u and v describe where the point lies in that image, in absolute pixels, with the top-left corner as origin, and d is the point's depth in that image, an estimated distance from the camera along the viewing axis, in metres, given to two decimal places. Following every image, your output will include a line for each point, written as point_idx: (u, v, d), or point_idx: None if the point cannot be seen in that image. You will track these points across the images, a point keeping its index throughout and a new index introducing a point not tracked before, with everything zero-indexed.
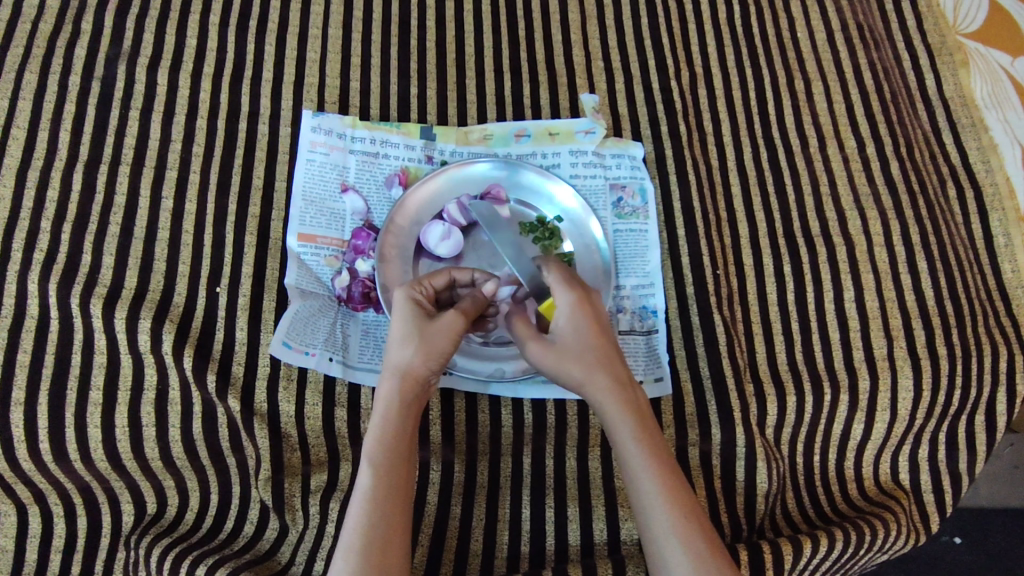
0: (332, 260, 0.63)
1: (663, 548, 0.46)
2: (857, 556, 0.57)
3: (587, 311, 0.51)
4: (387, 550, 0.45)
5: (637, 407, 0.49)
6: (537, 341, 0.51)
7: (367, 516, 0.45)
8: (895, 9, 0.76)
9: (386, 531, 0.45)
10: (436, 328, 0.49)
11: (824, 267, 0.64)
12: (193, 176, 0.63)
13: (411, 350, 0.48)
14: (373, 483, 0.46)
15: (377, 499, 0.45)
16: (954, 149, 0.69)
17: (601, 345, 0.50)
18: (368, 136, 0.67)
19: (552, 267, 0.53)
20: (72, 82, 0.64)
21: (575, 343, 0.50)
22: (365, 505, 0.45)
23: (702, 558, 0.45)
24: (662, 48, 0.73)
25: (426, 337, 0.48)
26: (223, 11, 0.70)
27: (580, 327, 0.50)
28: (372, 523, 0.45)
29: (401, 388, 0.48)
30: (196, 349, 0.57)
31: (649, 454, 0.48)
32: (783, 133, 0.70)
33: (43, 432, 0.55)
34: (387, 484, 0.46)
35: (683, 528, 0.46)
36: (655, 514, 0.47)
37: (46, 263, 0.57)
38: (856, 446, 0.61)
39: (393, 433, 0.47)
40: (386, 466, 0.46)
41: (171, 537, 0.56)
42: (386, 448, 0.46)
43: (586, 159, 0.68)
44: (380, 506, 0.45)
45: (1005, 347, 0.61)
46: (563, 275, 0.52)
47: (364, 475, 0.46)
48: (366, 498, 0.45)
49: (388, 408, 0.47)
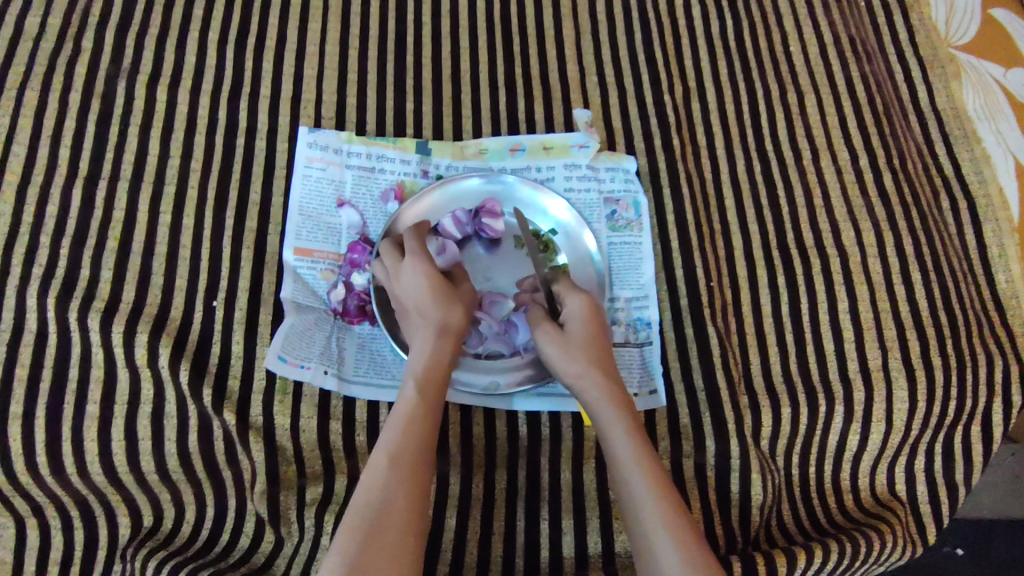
0: (328, 273, 0.64)
1: (649, 530, 0.46)
2: (853, 567, 0.58)
3: (594, 314, 0.56)
4: (413, 481, 0.46)
5: (629, 405, 0.52)
6: (545, 329, 0.55)
7: (396, 452, 0.48)
8: (887, 22, 0.76)
9: (421, 453, 0.48)
10: (461, 296, 0.56)
11: (818, 277, 0.64)
12: (190, 191, 0.64)
13: (452, 308, 0.55)
14: (406, 421, 0.49)
15: (409, 437, 0.48)
16: (946, 160, 0.70)
17: (599, 345, 0.54)
18: (364, 151, 0.68)
19: (578, 296, 0.56)
20: (72, 99, 0.65)
21: (581, 338, 0.54)
22: (407, 429, 0.49)
23: (683, 534, 0.45)
24: (655, 63, 0.73)
25: (456, 300, 0.56)
26: (222, 28, 0.71)
27: (588, 325, 0.55)
28: (400, 457, 0.47)
29: (437, 340, 0.53)
30: (193, 363, 0.58)
31: (640, 446, 0.49)
32: (776, 145, 0.70)
33: (41, 446, 0.56)
34: (419, 422, 0.49)
35: (670, 512, 0.46)
36: (642, 497, 0.47)
37: (45, 279, 0.58)
38: (852, 457, 0.61)
39: (429, 378, 0.52)
40: (420, 409, 0.50)
41: (166, 550, 0.57)
42: (423, 391, 0.51)
43: (581, 173, 0.69)
44: (422, 430, 0.49)
45: (1000, 357, 0.61)
46: (569, 284, 0.58)
47: (399, 417, 0.50)
48: (398, 436, 0.48)
49: (434, 352, 0.53)
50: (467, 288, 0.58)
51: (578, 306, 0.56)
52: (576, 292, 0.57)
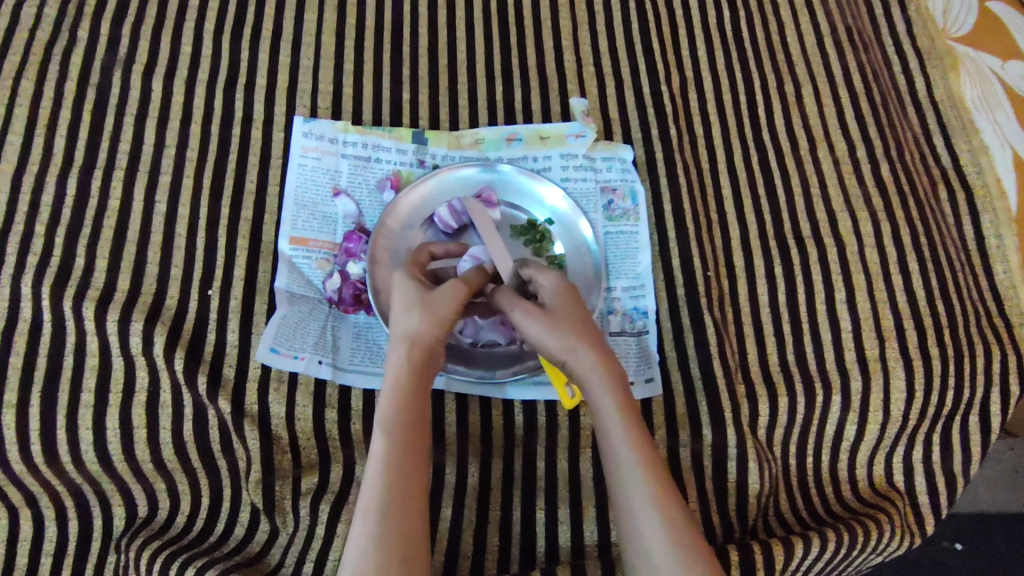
0: (324, 263, 0.63)
1: (639, 517, 0.45)
2: (851, 557, 0.58)
3: (571, 292, 0.54)
4: (399, 507, 0.43)
5: (621, 382, 0.50)
6: (525, 308, 0.53)
7: (384, 478, 0.44)
8: (885, 14, 0.76)
9: (405, 472, 0.45)
10: (439, 299, 0.52)
11: (815, 267, 0.64)
12: (186, 180, 0.63)
13: (426, 315, 0.50)
14: (389, 445, 0.45)
15: (396, 459, 0.45)
16: (943, 151, 0.70)
17: (584, 320, 0.52)
18: (359, 140, 0.67)
19: (552, 275, 0.55)
20: (67, 88, 0.65)
21: (563, 314, 0.52)
22: (384, 449, 0.45)
23: (676, 523, 0.45)
24: (652, 53, 0.73)
25: (429, 305, 0.51)
26: (218, 18, 0.70)
27: (568, 302, 0.53)
28: (390, 483, 0.44)
29: (410, 352, 0.49)
30: (188, 351, 0.58)
31: (632, 427, 0.48)
32: (774, 135, 0.70)
33: (35, 434, 0.55)
34: (401, 444, 0.46)
35: (663, 500, 0.45)
36: (635, 485, 0.46)
37: (40, 267, 0.58)
38: (849, 447, 0.61)
39: (407, 393, 0.48)
40: (402, 428, 0.46)
41: (161, 539, 0.56)
42: (402, 408, 0.47)
43: (577, 162, 0.69)
44: (404, 445, 0.46)
45: (998, 347, 0.61)
46: (540, 266, 0.56)
47: (380, 439, 0.46)
48: (383, 461, 0.45)
49: (404, 368, 0.49)
50: (456, 285, 0.53)
51: (553, 286, 0.54)
52: (551, 271, 0.55)
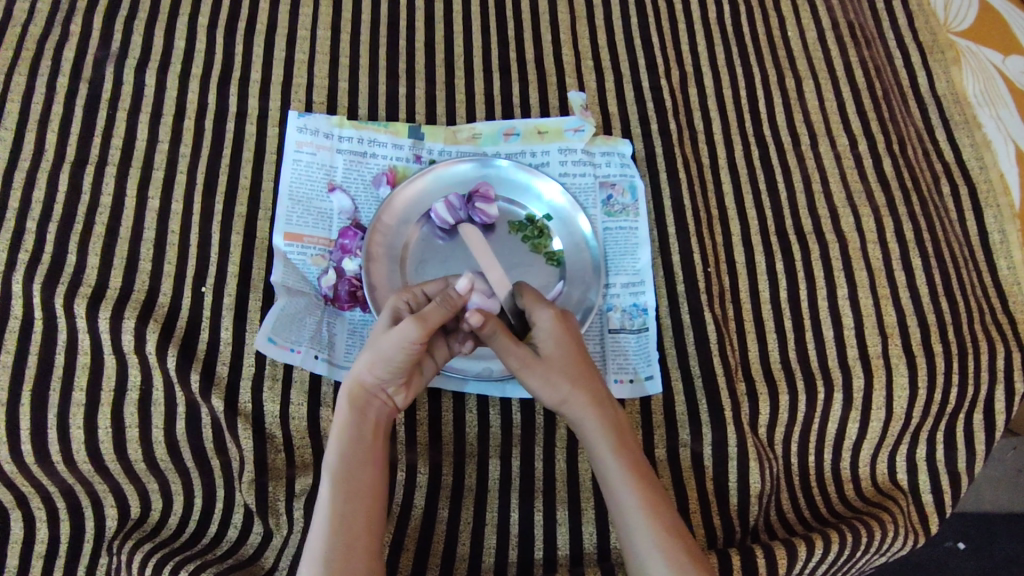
0: (319, 259, 0.62)
1: (640, 552, 0.47)
2: (854, 558, 0.57)
3: (566, 328, 0.50)
4: (342, 548, 0.46)
5: (614, 419, 0.50)
6: (519, 358, 0.49)
7: (327, 526, 0.46)
8: (887, 8, 0.75)
9: (346, 512, 0.47)
10: (389, 342, 0.47)
11: (817, 262, 0.64)
12: (179, 176, 0.62)
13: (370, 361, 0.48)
14: (333, 493, 0.47)
15: (340, 507, 0.47)
16: (946, 146, 0.69)
17: (577, 360, 0.50)
18: (355, 135, 0.66)
19: (545, 309, 0.50)
20: (60, 83, 0.64)
21: (556, 359, 0.50)
22: (330, 490, 0.47)
23: (672, 551, 0.46)
24: (652, 48, 0.72)
25: (376, 349, 0.48)
26: (212, 13, 0.70)
27: (562, 343, 0.50)
28: (333, 531, 0.46)
29: (351, 398, 0.49)
30: (181, 348, 0.57)
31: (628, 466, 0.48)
32: (775, 130, 0.69)
33: (26, 433, 0.54)
34: (343, 492, 0.47)
35: (662, 532, 0.47)
36: (635, 522, 0.47)
37: (31, 264, 0.57)
38: (852, 446, 0.60)
39: (350, 439, 0.49)
40: (346, 475, 0.48)
41: (154, 541, 0.55)
42: (344, 455, 0.48)
43: (575, 157, 0.67)
44: (346, 485, 0.47)
45: (1002, 344, 0.60)
46: (532, 298, 0.50)
47: (325, 487, 0.48)
48: (326, 507, 0.47)
49: (344, 413, 0.49)
50: (410, 327, 0.47)
51: (550, 326, 0.50)
52: (545, 304, 0.50)
